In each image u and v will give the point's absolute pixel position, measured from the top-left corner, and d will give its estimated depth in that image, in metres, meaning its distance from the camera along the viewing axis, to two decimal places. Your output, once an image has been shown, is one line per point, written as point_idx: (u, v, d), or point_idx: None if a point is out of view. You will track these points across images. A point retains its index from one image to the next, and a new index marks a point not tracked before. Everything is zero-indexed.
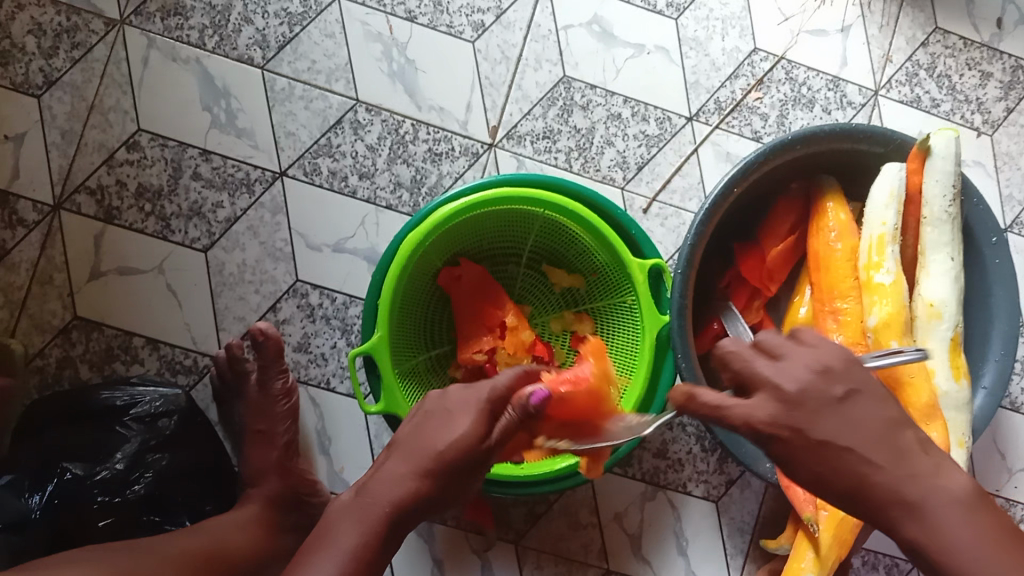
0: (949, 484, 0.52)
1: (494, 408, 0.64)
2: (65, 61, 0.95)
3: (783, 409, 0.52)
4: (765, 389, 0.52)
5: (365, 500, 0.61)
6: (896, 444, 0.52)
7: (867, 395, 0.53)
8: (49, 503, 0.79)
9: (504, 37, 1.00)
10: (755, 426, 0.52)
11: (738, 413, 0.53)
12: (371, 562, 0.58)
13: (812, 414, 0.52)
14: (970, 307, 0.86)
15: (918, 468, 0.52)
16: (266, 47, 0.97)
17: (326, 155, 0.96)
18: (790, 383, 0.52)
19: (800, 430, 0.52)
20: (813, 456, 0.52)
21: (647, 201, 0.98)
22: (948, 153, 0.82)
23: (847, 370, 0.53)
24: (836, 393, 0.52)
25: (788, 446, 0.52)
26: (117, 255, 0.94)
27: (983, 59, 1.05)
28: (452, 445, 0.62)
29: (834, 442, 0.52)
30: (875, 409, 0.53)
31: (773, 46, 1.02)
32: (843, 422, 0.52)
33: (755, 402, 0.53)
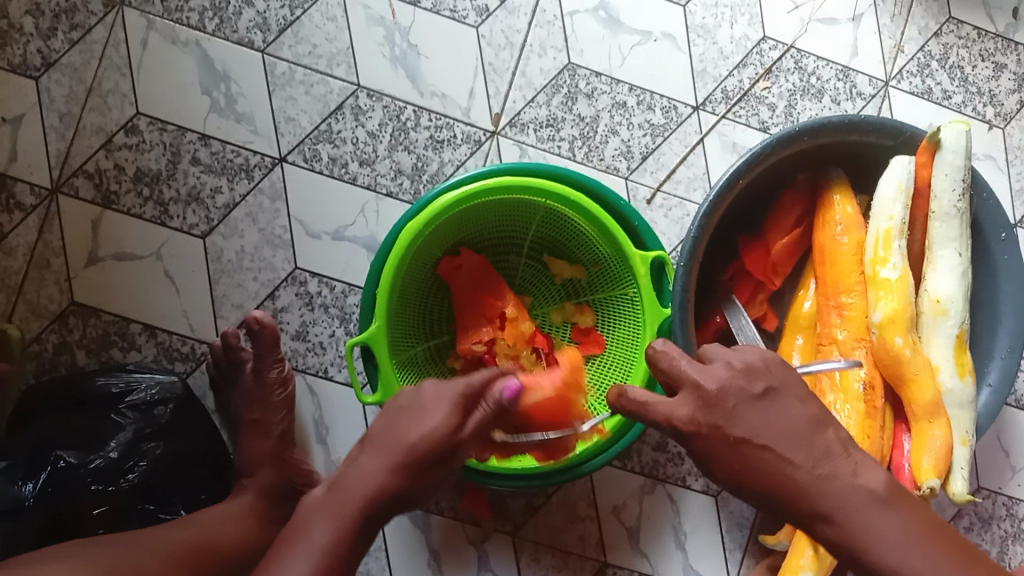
0: (869, 483, 0.54)
1: (468, 402, 0.63)
2: (64, 43, 0.94)
3: (699, 407, 0.55)
4: (687, 387, 0.56)
5: (337, 496, 0.60)
6: (816, 445, 0.55)
7: (788, 395, 0.56)
8: (42, 491, 0.79)
9: (508, 22, 0.98)
10: (674, 423, 0.56)
11: (661, 409, 0.57)
12: (344, 558, 0.58)
13: (730, 413, 0.55)
14: (978, 302, 0.84)
15: (838, 467, 0.54)
16: (267, 30, 0.96)
17: (327, 141, 0.95)
18: (709, 382, 0.55)
19: (719, 427, 0.55)
20: (731, 453, 0.55)
21: (651, 190, 0.97)
22: (959, 147, 0.80)
23: (766, 368, 0.57)
24: (755, 390, 0.55)
25: (706, 443, 0.55)
26: (114, 240, 0.93)
27: (997, 50, 1.03)
28: (424, 438, 0.61)
29: (753, 440, 0.55)
30: (797, 408, 0.56)
31: (782, 34, 1.00)
32: (764, 420, 0.55)
33: (677, 399, 0.57)
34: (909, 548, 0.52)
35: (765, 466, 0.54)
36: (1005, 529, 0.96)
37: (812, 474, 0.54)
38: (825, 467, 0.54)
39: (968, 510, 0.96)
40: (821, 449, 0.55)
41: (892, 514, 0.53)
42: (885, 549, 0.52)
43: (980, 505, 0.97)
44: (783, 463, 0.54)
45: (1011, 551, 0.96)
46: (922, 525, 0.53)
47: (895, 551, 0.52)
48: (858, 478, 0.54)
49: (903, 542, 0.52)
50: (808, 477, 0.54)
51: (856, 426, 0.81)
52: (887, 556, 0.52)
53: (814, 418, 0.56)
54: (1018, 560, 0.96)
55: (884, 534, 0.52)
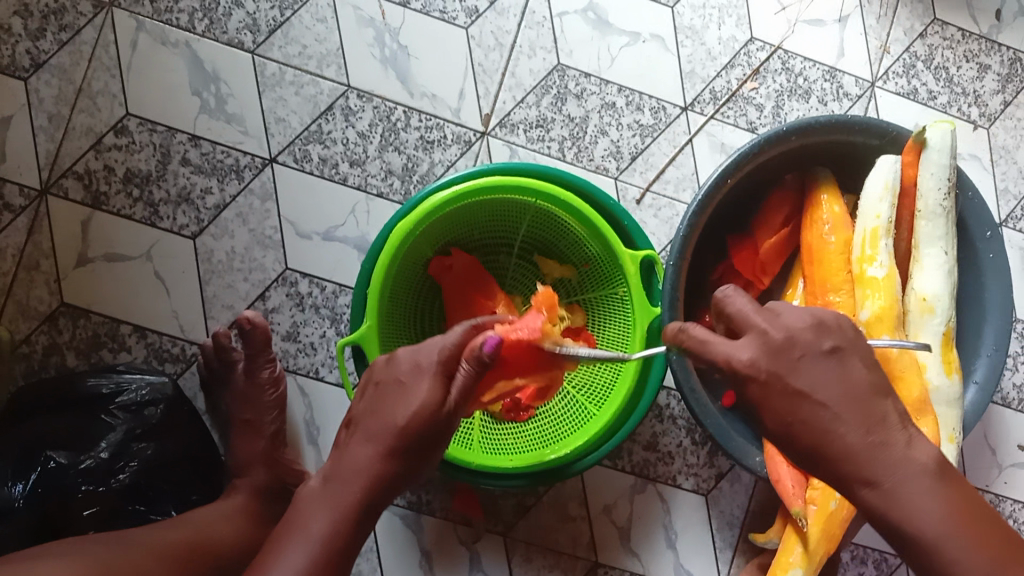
0: (921, 455, 0.53)
1: (447, 370, 0.64)
2: (52, 43, 0.94)
3: (765, 353, 0.54)
4: (753, 332, 0.55)
5: (332, 485, 0.61)
6: (873, 411, 0.54)
7: (853, 356, 0.55)
8: (32, 492, 0.78)
9: (498, 23, 0.98)
10: (734, 364, 0.54)
11: (721, 350, 0.55)
12: (343, 547, 0.59)
13: (794, 364, 0.54)
14: (963, 301, 0.85)
15: (892, 437, 0.54)
16: (257, 31, 0.96)
17: (317, 142, 0.95)
18: (777, 330, 0.54)
19: (780, 375, 0.54)
20: (786, 404, 0.54)
21: (640, 191, 0.98)
22: (945, 145, 0.81)
23: (835, 329, 0.55)
24: (824, 347, 0.54)
25: (762, 390, 0.55)
26: (104, 242, 0.93)
27: (981, 51, 1.04)
28: (411, 416, 0.61)
29: (812, 396, 0.54)
30: (861, 370, 0.55)
31: (770, 35, 1.01)
32: (824, 379, 0.54)
33: (741, 342, 0.55)
34: (952, 524, 0.52)
35: (816, 428, 0.54)
36: None
37: (864, 440, 0.53)
38: (876, 435, 0.53)
39: None
40: (877, 417, 0.54)
41: (939, 491, 0.53)
42: (927, 523, 0.52)
43: None
44: (836, 424, 0.53)
45: None
46: (967, 506, 0.53)
47: (937, 526, 0.52)
48: (910, 451, 0.53)
49: (946, 518, 0.52)
50: (861, 445, 0.53)
51: None
52: (928, 530, 0.52)
53: (873, 385, 0.55)
54: None
55: (927, 508, 0.52)
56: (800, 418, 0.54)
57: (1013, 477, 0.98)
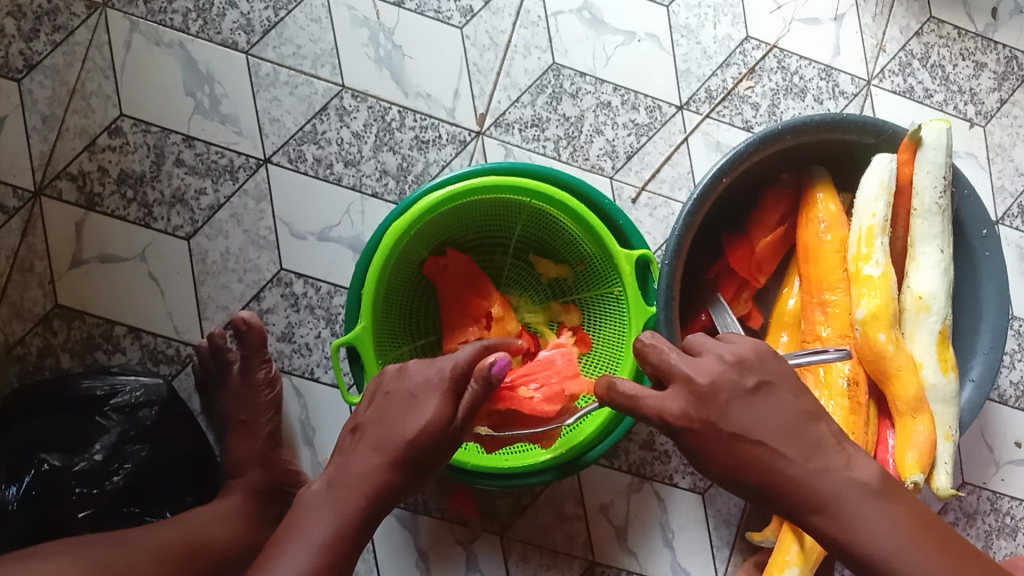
0: (862, 476, 0.55)
1: (456, 387, 0.64)
2: (46, 44, 0.93)
3: (692, 402, 0.55)
4: (678, 382, 0.56)
5: (337, 491, 0.61)
6: (808, 438, 0.56)
7: (781, 388, 0.57)
8: (26, 495, 0.78)
9: (492, 23, 0.98)
10: (666, 417, 0.56)
11: (652, 403, 0.57)
12: (344, 553, 0.58)
13: (723, 408, 0.55)
14: (960, 299, 0.85)
15: (831, 460, 0.55)
16: (251, 31, 0.96)
17: (311, 143, 0.95)
18: (702, 377, 0.55)
19: (712, 422, 0.55)
20: (723, 447, 0.55)
21: (636, 190, 0.97)
22: (940, 144, 0.80)
23: (758, 362, 0.57)
24: (748, 385, 0.56)
25: (698, 439, 0.56)
26: (99, 243, 0.93)
27: (977, 49, 1.04)
28: (419, 430, 0.62)
29: (746, 435, 0.55)
30: (789, 401, 0.56)
31: (765, 34, 1.01)
32: (755, 417, 0.55)
33: (669, 393, 0.57)
34: (902, 541, 0.53)
35: (758, 464, 0.55)
36: (990, 523, 0.97)
37: (805, 469, 0.55)
38: (816, 461, 0.55)
39: (954, 504, 0.96)
40: (812, 444, 0.55)
41: (885, 509, 0.54)
42: (877, 542, 0.53)
43: (965, 501, 0.97)
44: (776, 458, 0.55)
45: (996, 545, 0.97)
46: (915, 520, 0.54)
47: (886, 542, 0.53)
48: (850, 473, 0.55)
49: (896, 536, 0.53)
50: (801, 474, 0.55)
51: (841, 422, 0.81)
52: (880, 549, 0.53)
53: (805, 413, 0.57)
54: (1002, 553, 0.97)
55: (877, 529, 0.53)
56: (741, 458, 0.55)
57: (1010, 474, 0.98)
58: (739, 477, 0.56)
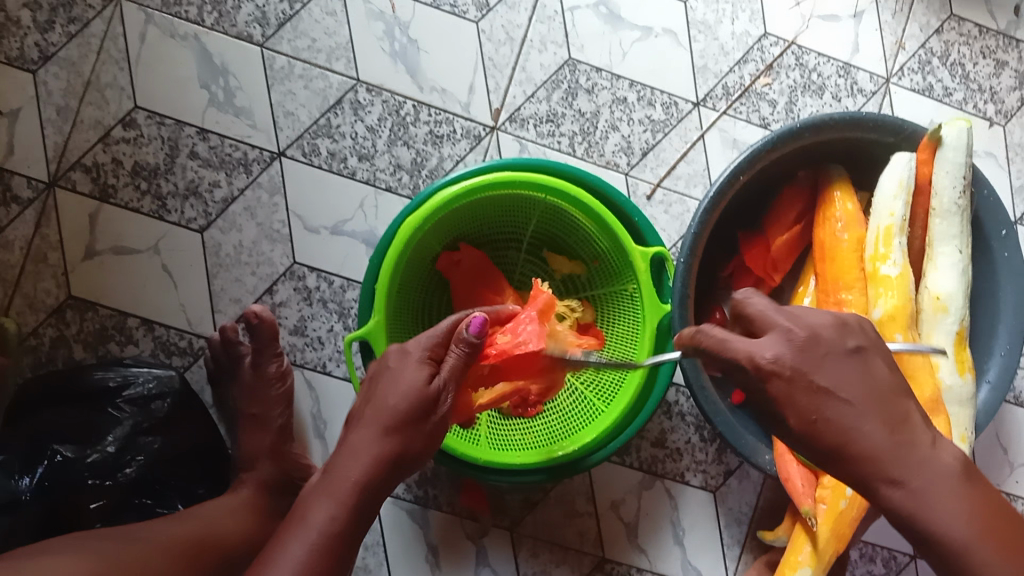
0: (945, 456, 0.52)
1: (434, 355, 0.65)
2: (62, 36, 0.93)
3: (792, 349, 0.51)
4: (777, 330, 0.52)
5: (333, 475, 0.61)
6: (896, 410, 0.52)
7: (874, 356, 0.53)
8: (38, 485, 0.78)
9: (508, 17, 0.98)
10: (759, 359, 0.51)
11: (744, 347, 0.52)
12: (343, 534, 0.58)
13: (820, 359, 0.51)
14: (978, 300, 0.84)
15: (917, 436, 0.52)
16: (266, 24, 0.95)
17: (326, 136, 0.94)
18: (803, 328, 0.52)
19: (804, 372, 0.51)
20: (809, 402, 0.51)
21: (651, 187, 0.97)
22: (961, 143, 0.80)
23: (858, 328, 0.54)
24: (848, 346, 0.53)
25: (785, 388, 0.51)
26: (112, 235, 0.93)
27: (998, 47, 1.02)
28: (401, 396, 0.62)
29: (836, 393, 0.51)
30: (884, 371, 0.53)
31: (784, 30, 1.00)
32: (850, 376, 0.52)
33: (765, 338, 0.52)
34: (977, 527, 0.51)
35: (839, 427, 0.51)
36: None
37: (890, 440, 0.51)
38: (903, 434, 0.52)
39: None
40: (901, 415, 0.52)
41: (964, 493, 0.52)
42: (957, 527, 0.51)
43: None
44: (861, 424, 0.51)
45: None
46: (991, 509, 0.52)
47: (966, 529, 0.51)
48: (937, 452, 0.52)
49: (972, 523, 0.51)
50: (887, 446, 0.51)
51: None
52: (959, 534, 0.51)
53: (882, 401, 0.52)
54: None
55: (957, 513, 0.51)
56: (824, 416, 0.51)
57: None
58: (816, 441, 0.52)
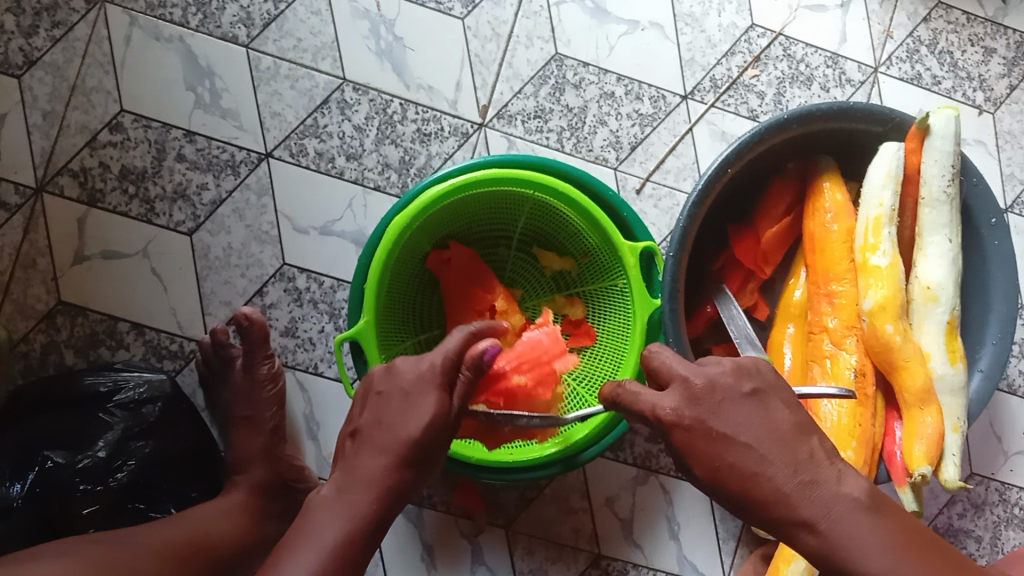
0: (852, 490, 0.52)
1: (447, 381, 0.65)
2: (46, 40, 0.93)
3: (687, 401, 0.55)
4: (677, 383, 0.56)
5: (345, 497, 0.60)
6: (798, 450, 0.53)
7: (773, 398, 0.55)
8: (30, 492, 0.78)
9: (494, 13, 0.97)
10: (658, 412, 0.55)
11: (647, 400, 0.56)
12: (353, 557, 0.58)
13: (717, 406, 0.54)
14: (969, 289, 0.84)
15: (821, 474, 0.53)
16: (251, 25, 0.95)
17: (313, 136, 0.94)
18: (698, 377, 0.55)
19: (704, 420, 0.54)
20: (711, 449, 0.54)
21: (640, 181, 0.97)
22: (948, 131, 0.79)
23: (756, 368, 0.56)
24: (744, 389, 0.55)
25: (687, 437, 0.54)
26: (101, 239, 0.93)
27: (986, 35, 1.02)
28: (421, 427, 0.62)
29: (736, 438, 0.54)
30: (785, 412, 0.55)
31: (771, 21, 1.00)
32: (747, 418, 0.54)
33: (666, 391, 0.56)
34: (893, 557, 0.50)
35: (743, 470, 0.53)
36: (999, 514, 0.96)
37: (794, 480, 0.53)
38: (807, 474, 0.53)
39: (962, 496, 0.96)
40: (804, 455, 0.53)
41: (876, 524, 0.51)
42: (872, 561, 0.50)
43: (974, 492, 0.97)
44: (764, 466, 0.53)
45: (1005, 537, 0.96)
46: (908, 537, 0.51)
47: (880, 561, 0.50)
48: (842, 487, 0.52)
49: (887, 553, 0.50)
50: (792, 487, 0.52)
51: (848, 415, 0.80)
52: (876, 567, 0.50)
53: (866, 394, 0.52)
54: (1011, 545, 0.96)
55: (868, 545, 0.51)
56: (727, 461, 0.53)
57: (1019, 464, 0.97)
58: (723, 487, 0.54)
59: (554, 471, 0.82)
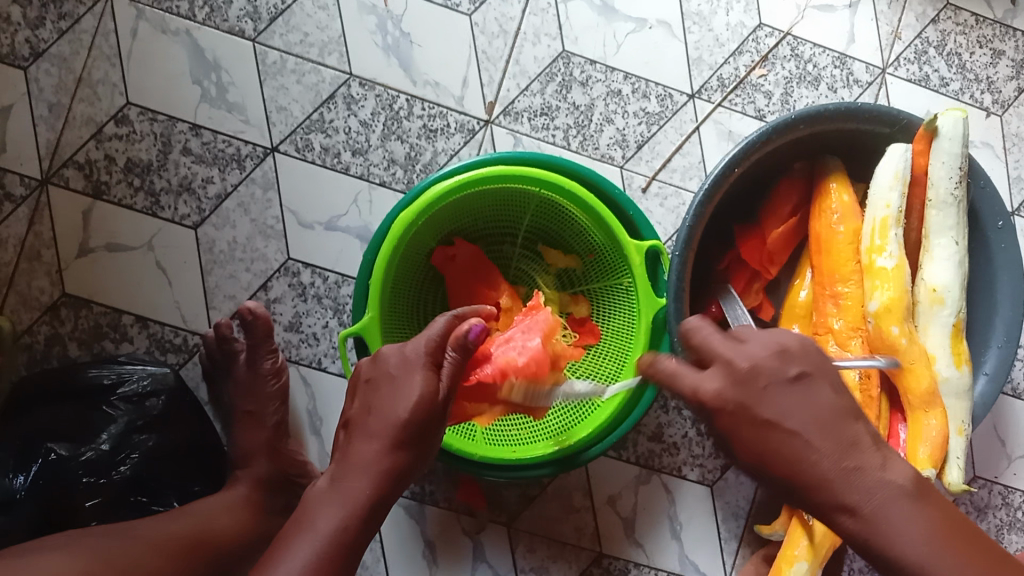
0: (896, 477, 0.51)
1: (434, 360, 0.63)
2: (52, 32, 0.93)
3: (730, 383, 0.52)
4: (719, 363, 0.53)
5: (340, 485, 0.60)
6: (844, 435, 0.52)
7: (821, 381, 0.53)
8: (33, 483, 0.78)
9: (502, 10, 0.97)
10: (701, 396, 0.52)
11: (688, 382, 0.53)
12: (350, 543, 0.58)
13: (761, 392, 0.52)
14: (975, 292, 0.83)
15: (866, 460, 0.52)
16: (258, 19, 0.95)
17: (319, 131, 0.94)
18: (743, 360, 0.52)
19: (747, 407, 0.52)
20: (755, 435, 0.52)
21: (646, 179, 0.96)
22: (956, 134, 0.79)
23: (801, 351, 0.54)
24: (789, 374, 0.52)
25: (730, 422, 0.52)
26: (106, 232, 0.93)
27: (995, 37, 1.02)
28: (411, 409, 0.60)
29: (781, 424, 0.52)
30: (830, 395, 0.53)
31: (778, 21, 0.99)
32: (792, 406, 0.52)
33: (708, 372, 0.53)
34: (932, 544, 0.50)
35: (787, 455, 0.52)
36: (1001, 517, 0.96)
37: (838, 467, 0.51)
38: (852, 460, 0.51)
39: (965, 499, 0.96)
40: (849, 441, 0.52)
41: (919, 511, 0.51)
42: (910, 545, 0.50)
43: (977, 495, 0.96)
44: (810, 452, 0.51)
45: (1007, 540, 0.96)
46: (947, 526, 0.51)
47: (917, 547, 0.50)
48: (886, 474, 0.51)
49: (926, 540, 0.50)
50: (834, 472, 0.51)
51: None
52: (912, 553, 0.50)
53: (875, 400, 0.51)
54: (1013, 547, 0.96)
55: (909, 530, 0.50)
56: (770, 449, 0.52)
57: (1022, 468, 0.97)
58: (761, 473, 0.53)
59: (557, 470, 0.81)
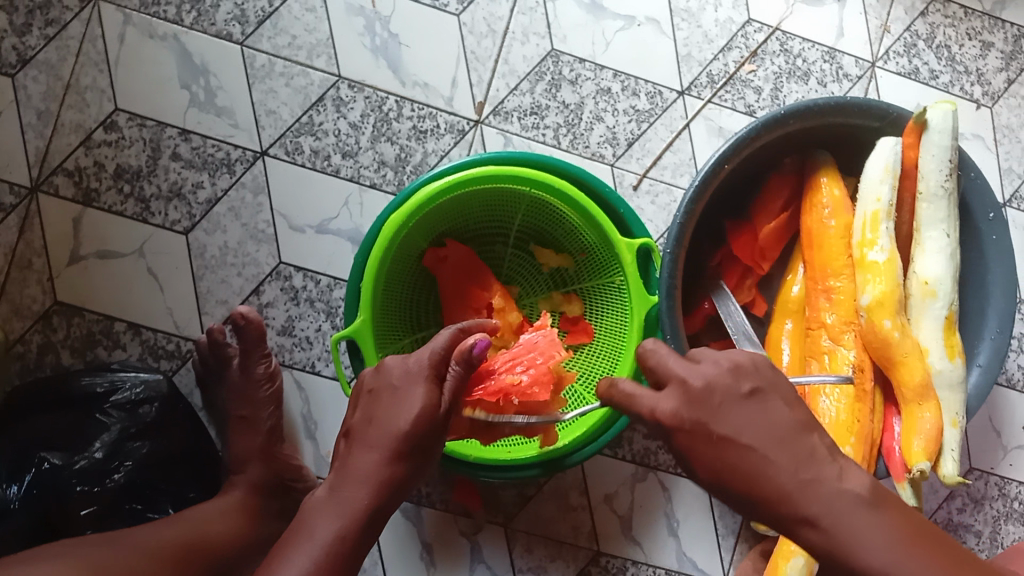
0: (854, 486, 0.51)
1: (436, 372, 0.64)
2: (39, 39, 0.93)
3: (687, 401, 0.53)
4: (674, 383, 0.54)
5: (339, 494, 0.60)
6: (801, 447, 0.52)
7: (774, 396, 0.54)
8: (28, 493, 0.78)
9: (490, 10, 0.97)
10: (659, 416, 0.54)
11: (645, 403, 0.55)
12: (348, 554, 0.58)
13: (716, 408, 0.53)
14: (967, 284, 0.83)
15: (823, 471, 0.52)
16: (245, 22, 0.95)
17: (308, 134, 0.94)
18: (697, 378, 0.53)
19: (704, 423, 0.52)
20: (712, 452, 0.53)
21: (637, 177, 0.96)
22: (946, 126, 0.79)
23: (753, 367, 0.55)
24: (743, 390, 0.53)
25: (688, 441, 0.53)
26: (96, 239, 0.92)
27: (984, 28, 1.02)
28: (413, 421, 0.61)
29: (737, 440, 0.52)
30: (784, 410, 0.53)
31: (767, 16, 0.99)
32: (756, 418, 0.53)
33: (664, 392, 0.54)
34: (897, 549, 0.49)
35: (744, 472, 0.52)
36: (998, 509, 0.96)
37: (795, 479, 0.51)
38: (809, 472, 0.51)
39: (961, 491, 0.96)
40: (806, 453, 0.52)
41: (880, 518, 0.50)
42: (873, 551, 0.49)
43: (974, 487, 0.96)
44: (766, 466, 0.52)
45: (1004, 531, 0.96)
46: (910, 530, 0.51)
47: (881, 553, 0.49)
48: (843, 483, 0.51)
49: (892, 547, 0.49)
50: (792, 485, 0.51)
51: (846, 411, 0.80)
52: (876, 561, 0.49)
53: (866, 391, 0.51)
54: (1011, 539, 0.96)
55: (871, 537, 0.50)
56: (729, 464, 0.52)
57: (1018, 459, 0.97)
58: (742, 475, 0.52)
59: (546, 472, 0.81)
